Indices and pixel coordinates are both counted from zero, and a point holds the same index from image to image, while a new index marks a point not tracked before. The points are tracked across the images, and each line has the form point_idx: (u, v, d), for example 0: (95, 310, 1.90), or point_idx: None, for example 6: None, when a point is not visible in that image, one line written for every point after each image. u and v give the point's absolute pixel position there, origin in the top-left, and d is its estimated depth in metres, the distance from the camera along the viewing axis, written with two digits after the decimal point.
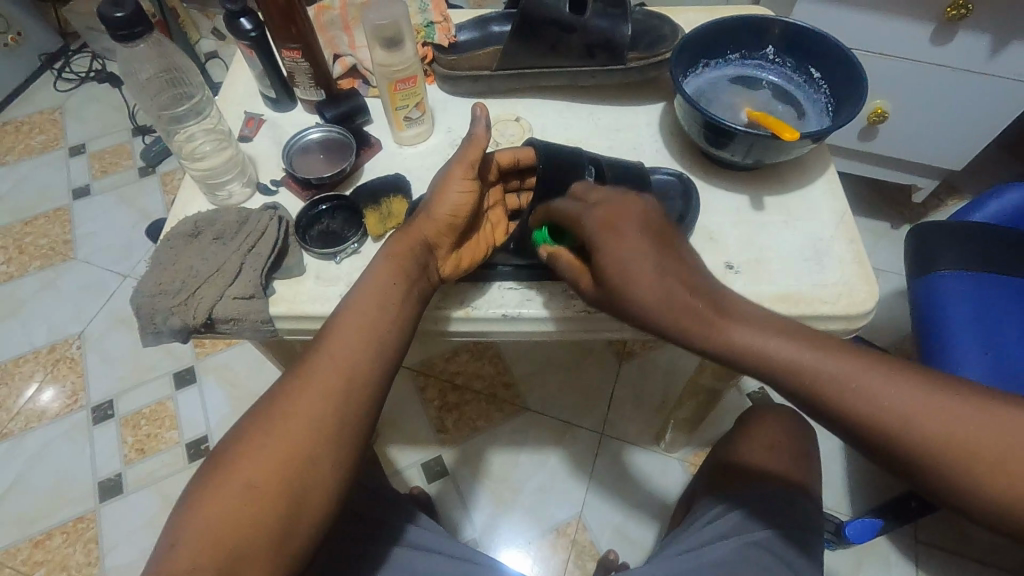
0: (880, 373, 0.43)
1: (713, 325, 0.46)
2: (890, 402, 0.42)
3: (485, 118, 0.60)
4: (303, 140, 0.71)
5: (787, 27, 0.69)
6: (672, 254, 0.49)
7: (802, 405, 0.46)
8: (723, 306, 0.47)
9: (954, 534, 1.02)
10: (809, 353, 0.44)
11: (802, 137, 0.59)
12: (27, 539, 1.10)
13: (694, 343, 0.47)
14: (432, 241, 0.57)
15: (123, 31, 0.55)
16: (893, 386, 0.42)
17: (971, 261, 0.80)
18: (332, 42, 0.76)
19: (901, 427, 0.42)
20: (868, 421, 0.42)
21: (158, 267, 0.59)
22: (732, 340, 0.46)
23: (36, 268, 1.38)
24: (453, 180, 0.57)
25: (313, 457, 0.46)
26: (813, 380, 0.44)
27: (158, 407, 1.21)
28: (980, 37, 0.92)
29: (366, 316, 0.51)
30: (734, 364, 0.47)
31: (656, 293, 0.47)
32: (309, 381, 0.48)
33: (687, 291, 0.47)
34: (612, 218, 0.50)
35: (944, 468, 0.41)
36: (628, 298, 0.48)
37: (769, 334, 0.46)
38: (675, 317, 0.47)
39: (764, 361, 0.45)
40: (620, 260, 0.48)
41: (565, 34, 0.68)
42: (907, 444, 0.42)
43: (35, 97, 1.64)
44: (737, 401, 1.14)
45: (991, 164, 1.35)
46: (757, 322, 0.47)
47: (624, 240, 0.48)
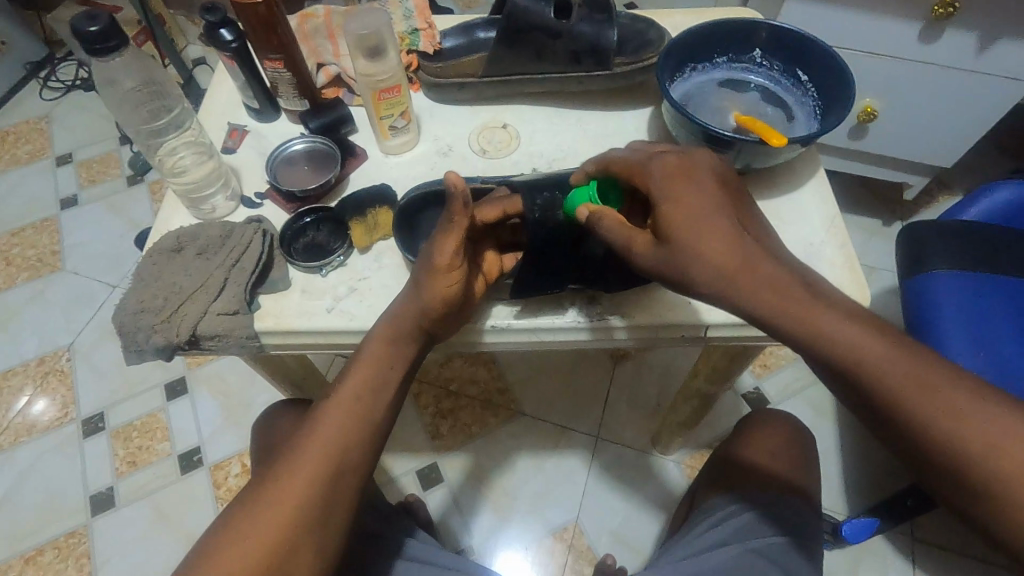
0: (964, 391, 0.40)
1: (798, 304, 0.44)
2: (971, 426, 0.39)
3: (461, 194, 0.49)
4: (288, 152, 0.70)
5: (773, 31, 0.68)
6: (751, 221, 0.49)
7: (872, 413, 0.42)
8: (811, 288, 0.45)
9: (952, 531, 1.01)
10: (898, 355, 0.41)
11: (790, 142, 0.58)
12: (18, 555, 1.09)
13: (772, 321, 0.44)
14: (429, 326, 0.55)
15: (98, 45, 0.54)
16: (977, 408, 0.39)
17: (961, 260, 0.80)
18: (316, 50, 0.75)
19: (979, 451, 0.39)
20: (946, 443, 0.39)
21: (141, 284, 0.58)
22: (813, 326, 0.43)
23: (24, 280, 1.36)
24: (438, 273, 0.52)
25: (301, 541, 0.44)
26: (899, 385, 0.41)
27: (148, 419, 1.19)
28: (967, 34, 0.92)
29: (362, 399, 0.51)
30: (809, 351, 0.44)
31: (735, 252, 0.45)
32: (297, 466, 0.47)
33: (770, 262, 0.45)
34: (685, 163, 0.49)
35: (1012, 504, 0.37)
36: (701, 251, 0.46)
37: (858, 325, 0.43)
38: (754, 286, 0.44)
39: (838, 350, 0.42)
40: (694, 211, 0.47)
41: (551, 39, 0.67)
42: (976, 470, 0.39)
43: (21, 106, 1.62)
44: (733, 405, 1.13)
45: (979, 159, 1.36)
46: (843, 312, 0.44)
47: (697, 192, 0.47)
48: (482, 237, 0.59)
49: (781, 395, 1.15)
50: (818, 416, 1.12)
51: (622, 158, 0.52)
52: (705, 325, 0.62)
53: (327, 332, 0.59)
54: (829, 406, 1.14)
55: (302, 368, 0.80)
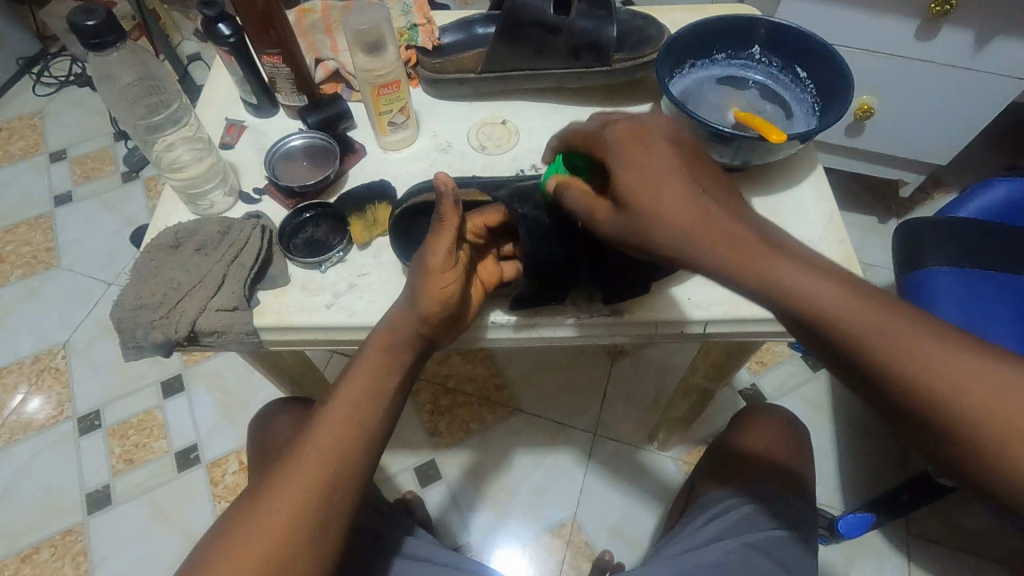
0: (929, 336, 0.38)
1: (760, 258, 0.41)
2: (941, 370, 0.37)
3: (452, 193, 0.51)
4: (286, 147, 0.69)
5: (772, 27, 0.69)
6: (706, 174, 0.47)
7: (845, 369, 0.40)
8: (773, 241, 0.42)
9: (947, 526, 1.02)
10: (864, 304, 0.39)
11: (789, 138, 0.58)
12: (15, 553, 1.08)
13: (738, 280, 0.42)
14: (426, 333, 0.54)
15: (96, 40, 0.53)
16: (945, 351, 0.38)
17: (958, 256, 0.80)
18: (314, 46, 0.75)
19: (952, 396, 0.37)
20: (919, 391, 0.38)
21: (139, 280, 0.58)
22: (777, 280, 0.41)
23: (18, 277, 1.35)
24: (432, 273, 0.52)
25: (294, 555, 0.44)
26: (866, 333, 0.39)
27: (145, 417, 1.19)
28: (963, 32, 0.92)
29: (358, 407, 0.50)
30: (776, 308, 0.41)
31: (693, 208, 0.43)
32: (289, 477, 0.46)
33: (729, 216, 0.43)
34: (636, 131, 0.47)
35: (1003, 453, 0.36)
36: (660, 210, 0.44)
37: (820, 273, 0.41)
38: (716, 242, 0.42)
39: (805, 303, 0.40)
40: (649, 174, 0.45)
41: (549, 35, 0.67)
42: (948, 417, 0.37)
43: (14, 102, 1.61)
44: (730, 400, 1.14)
45: (975, 157, 1.36)
46: (804, 261, 0.42)
47: (652, 152, 0.46)
48: (482, 246, 0.60)
49: (778, 391, 1.15)
50: (814, 412, 1.13)
51: (583, 128, 0.52)
52: (702, 321, 0.62)
53: (327, 329, 0.59)
54: (826, 403, 1.14)
55: (301, 366, 0.80)
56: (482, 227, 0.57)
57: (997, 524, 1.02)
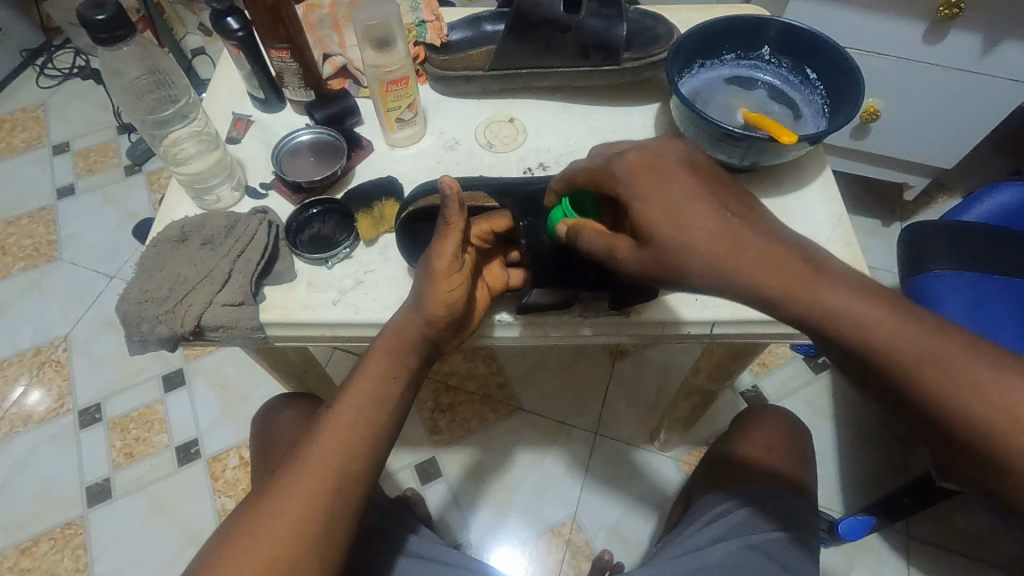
0: (977, 360, 0.37)
1: (792, 282, 0.41)
2: (992, 396, 0.36)
3: (456, 197, 0.51)
4: (294, 142, 0.69)
5: (783, 28, 0.68)
6: (732, 195, 0.46)
7: (882, 389, 0.40)
8: (807, 261, 0.42)
9: (947, 530, 1.02)
10: (907, 329, 0.39)
11: (799, 140, 0.58)
12: (14, 546, 1.08)
13: (772, 305, 0.41)
14: (432, 338, 0.53)
15: (105, 34, 0.53)
16: (996, 375, 0.37)
17: (964, 260, 0.80)
18: (322, 41, 0.74)
19: (1005, 424, 0.36)
20: (957, 413, 0.37)
21: (145, 274, 0.57)
22: (812, 305, 0.40)
23: (20, 269, 1.35)
24: (438, 278, 0.51)
25: (299, 559, 0.43)
26: (912, 360, 0.38)
27: (146, 411, 1.19)
28: (971, 36, 0.92)
29: (362, 411, 0.49)
30: (812, 332, 0.41)
31: (721, 231, 0.42)
32: (294, 481, 0.45)
33: (759, 238, 0.42)
34: (650, 160, 0.46)
35: None
36: (687, 234, 0.43)
37: (861, 298, 0.40)
38: (748, 266, 0.41)
39: (840, 327, 0.40)
40: (671, 198, 0.44)
41: (559, 33, 0.67)
42: (1001, 447, 0.36)
43: (18, 93, 1.61)
44: (731, 401, 1.14)
45: (980, 161, 1.36)
46: (843, 285, 0.41)
47: (672, 176, 0.45)
48: (488, 250, 0.60)
49: (780, 393, 1.15)
50: (816, 414, 1.13)
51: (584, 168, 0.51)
52: (708, 322, 0.62)
53: (332, 325, 0.59)
54: (828, 405, 1.14)
55: (304, 362, 0.80)
56: (488, 231, 0.57)
57: (997, 528, 1.02)
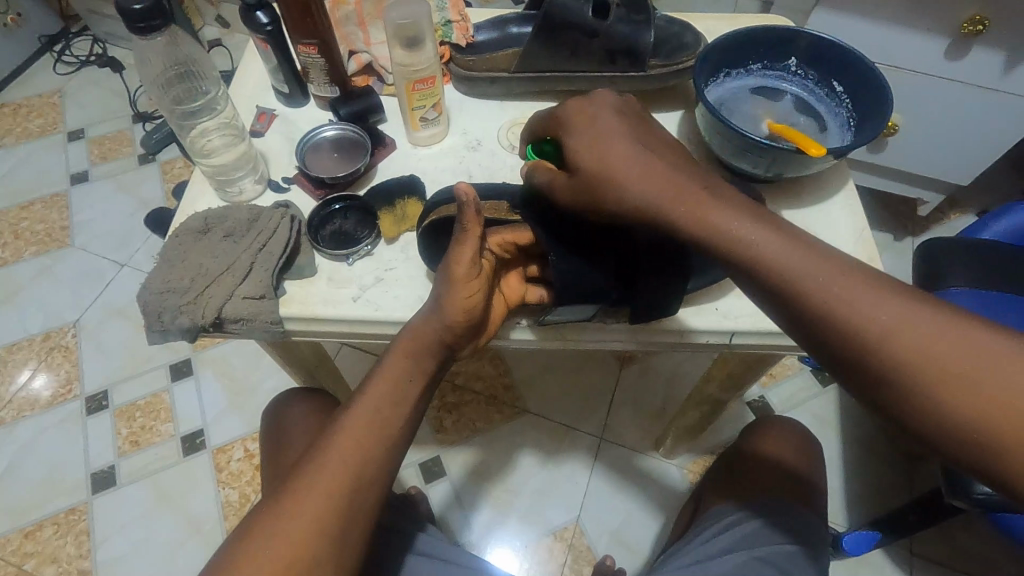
0: (861, 277, 0.39)
1: (698, 202, 0.44)
2: (872, 316, 0.38)
3: (474, 203, 0.49)
4: (317, 138, 0.69)
5: (813, 41, 0.68)
6: (654, 137, 0.49)
7: (780, 312, 0.42)
8: (714, 189, 0.45)
9: (951, 549, 1.02)
10: (799, 252, 0.41)
11: (827, 153, 0.58)
12: (17, 530, 1.08)
13: (678, 222, 0.44)
14: (450, 343, 0.53)
15: (141, 24, 0.53)
16: (882, 298, 0.38)
17: (981, 279, 0.79)
18: (347, 37, 0.75)
19: (879, 337, 0.38)
20: (843, 330, 0.39)
21: (167, 264, 0.58)
22: (711, 222, 0.43)
23: (32, 254, 1.36)
24: (456, 283, 0.51)
25: (316, 560, 0.43)
26: (807, 284, 0.40)
27: (153, 399, 1.19)
28: (993, 53, 0.92)
29: (378, 414, 0.49)
30: (713, 251, 0.43)
31: (636, 162, 0.46)
32: (311, 481, 0.45)
33: (671, 167, 0.46)
34: (584, 105, 0.51)
35: (917, 386, 0.37)
36: (608, 165, 0.47)
37: (762, 221, 0.42)
38: (657, 184, 0.45)
39: (739, 246, 0.42)
40: (596, 139, 0.48)
41: (586, 38, 0.67)
42: (883, 360, 0.38)
43: (35, 79, 1.62)
44: (738, 412, 1.13)
45: (994, 180, 1.35)
46: (746, 209, 0.44)
47: (600, 120, 0.49)
48: (508, 261, 0.58)
49: (786, 404, 1.15)
50: (822, 426, 1.13)
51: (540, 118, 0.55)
52: (729, 332, 0.62)
53: (351, 321, 0.59)
54: (834, 418, 1.13)
55: (316, 357, 0.80)
56: (510, 242, 0.55)
57: (1001, 547, 1.01)
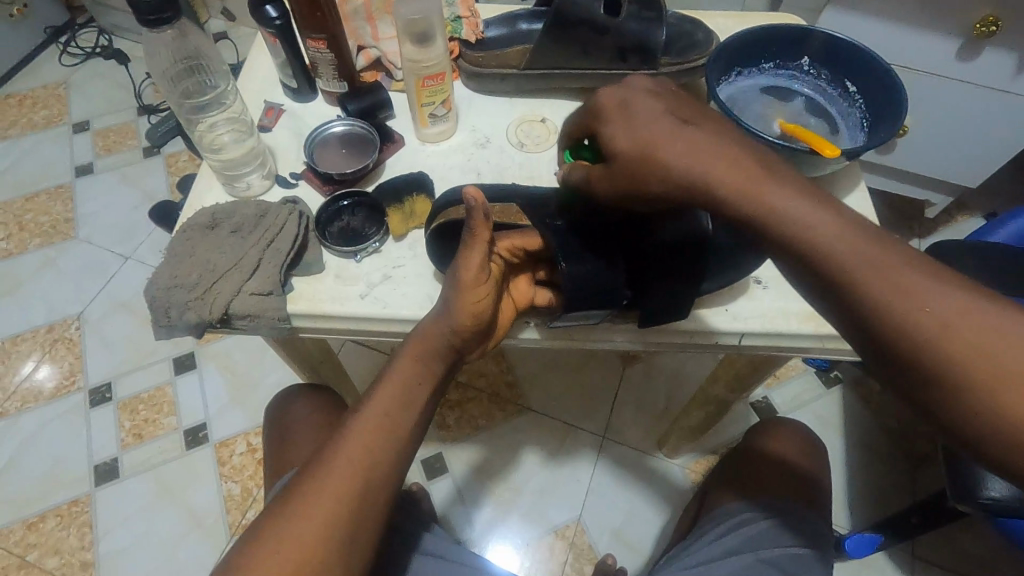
0: (915, 264, 0.38)
1: (749, 180, 0.42)
2: (925, 306, 0.36)
3: (482, 207, 0.49)
4: (325, 133, 0.69)
5: (827, 40, 0.67)
6: (700, 116, 0.48)
7: (827, 297, 0.40)
8: (767, 167, 0.43)
9: (954, 553, 1.01)
10: (853, 233, 0.39)
11: (840, 154, 0.58)
12: (20, 521, 1.08)
13: (727, 199, 0.43)
14: (460, 347, 0.53)
15: (152, 17, 0.53)
16: (936, 287, 0.37)
17: (991, 283, 0.79)
18: (356, 32, 0.74)
19: (931, 326, 0.36)
20: (894, 319, 0.37)
21: (174, 260, 0.57)
22: (762, 200, 0.41)
23: (36, 245, 1.36)
24: (465, 288, 0.51)
25: (326, 562, 0.43)
26: (860, 266, 0.38)
27: (156, 393, 1.19)
28: (1005, 55, 0.91)
29: (388, 416, 0.49)
30: (762, 231, 0.42)
31: (684, 140, 0.45)
32: (321, 482, 0.45)
33: (724, 144, 0.44)
34: (626, 86, 0.49)
35: (965, 381, 0.35)
36: (655, 144, 0.45)
37: (817, 201, 0.41)
38: (707, 160, 0.43)
39: (790, 226, 0.41)
40: (639, 120, 0.47)
41: (597, 35, 0.66)
42: (934, 351, 0.36)
43: (40, 70, 1.61)
44: (742, 413, 1.13)
45: (1002, 182, 1.35)
46: (799, 189, 0.42)
47: (643, 99, 0.47)
48: (517, 266, 0.58)
49: (791, 405, 1.15)
50: (826, 428, 1.12)
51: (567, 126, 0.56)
52: (737, 334, 0.62)
53: (358, 318, 0.59)
54: (839, 419, 1.13)
55: (321, 353, 0.80)
56: (520, 247, 0.56)
57: (1004, 552, 1.01)
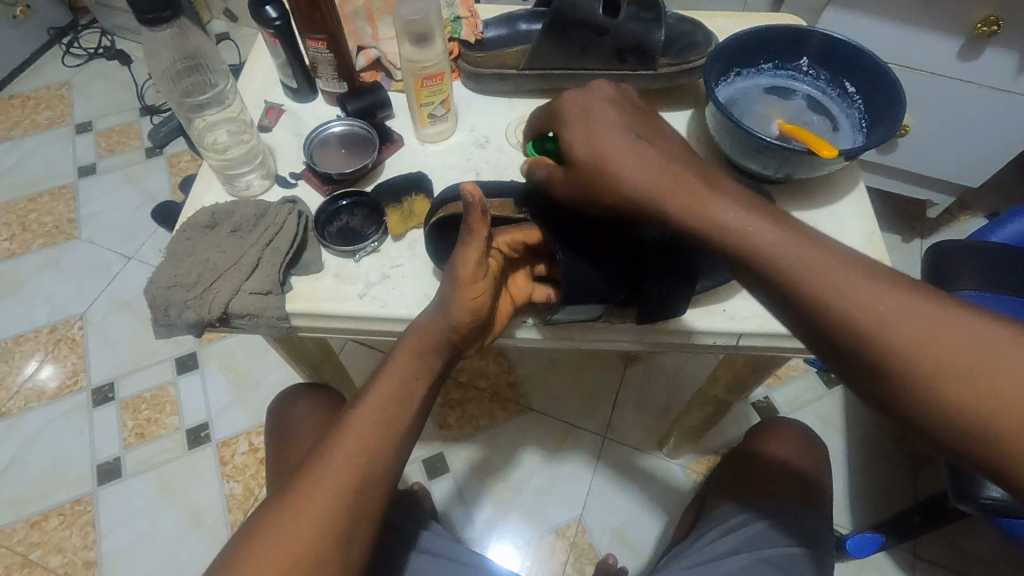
0: (858, 270, 0.39)
1: (695, 194, 0.43)
2: (872, 309, 0.38)
3: (480, 204, 0.49)
4: (325, 133, 0.69)
5: (825, 40, 0.67)
6: (652, 128, 0.48)
7: (778, 306, 0.41)
8: (713, 181, 0.44)
9: (956, 553, 1.01)
10: (799, 243, 0.40)
11: (839, 155, 0.58)
12: (23, 520, 1.09)
13: (676, 214, 0.43)
14: (457, 343, 0.53)
15: (150, 15, 0.53)
16: (881, 291, 0.38)
17: (991, 283, 0.79)
18: (356, 33, 0.75)
19: (878, 330, 0.37)
20: (842, 324, 0.38)
21: (174, 259, 0.58)
22: (709, 215, 0.42)
23: (39, 245, 1.36)
24: (463, 284, 0.50)
25: (324, 558, 0.43)
26: (805, 277, 0.39)
27: (158, 392, 1.20)
28: (1007, 54, 0.91)
29: (386, 411, 0.49)
30: (711, 244, 0.43)
31: (635, 153, 0.45)
32: (319, 477, 0.45)
33: (671, 160, 0.45)
34: (583, 96, 0.49)
35: (913, 380, 0.37)
36: (609, 157, 0.45)
37: (759, 214, 0.42)
38: (657, 176, 0.44)
39: (737, 239, 0.41)
40: (592, 131, 0.46)
41: (596, 36, 0.67)
42: (882, 352, 0.37)
43: (43, 71, 1.62)
44: (743, 413, 1.13)
45: (1004, 182, 1.34)
46: (744, 202, 0.43)
47: (596, 111, 0.47)
48: (516, 260, 0.58)
49: (791, 405, 1.15)
50: (827, 428, 1.12)
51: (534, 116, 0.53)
52: (736, 333, 0.62)
53: (356, 318, 0.59)
54: (840, 419, 1.13)
55: (321, 353, 0.80)
56: (520, 242, 0.55)
57: (1006, 552, 1.01)
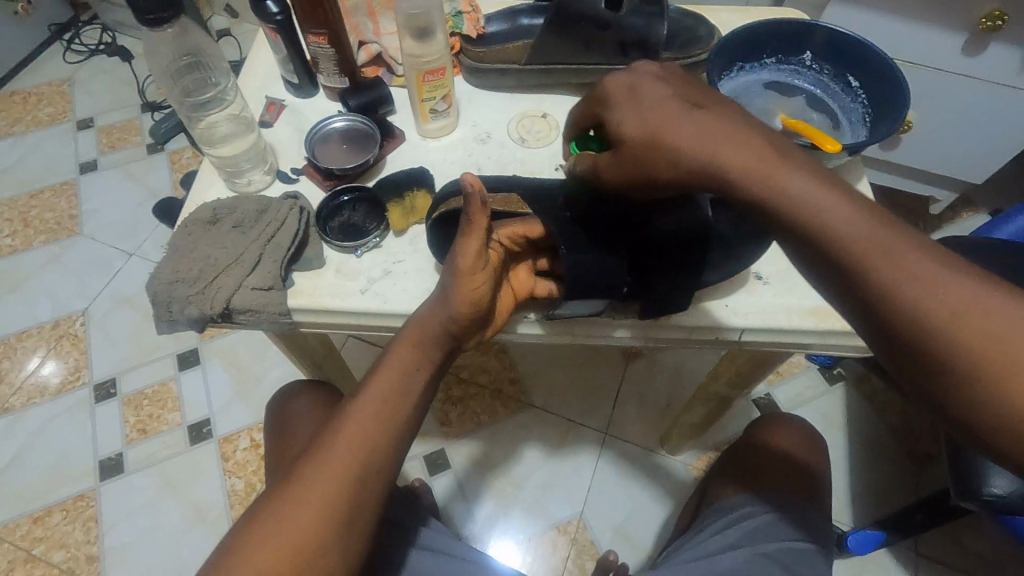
0: (929, 253, 0.37)
1: (763, 165, 0.41)
2: (941, 295, 0.36)
3: (479, 194, 0.48)
4: (326, 129, 0.69)
5: (828, 34, 0.67)
6: (711, 99, 0.46)
7: (837, 284, 0.39)
8: (782, 151, 0.42)
9: (958, 550, 1.01)
10: (871, 219, 0.39)
11: (842, 149, 0.58)
12: (26, 515, 1.09)
13: (739, 184, 0.42)
14: (457, 335, 0.53)
15: (151, 15, 0.53)
16: (951, 278, 0.36)
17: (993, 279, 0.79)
18: (357, 28, 0.74)
19: (943, 316, 0.36)
20: (905, 309, 0.37)
21: (176, 254, 0.58)
22: (777, 185, 0.41)
23: (41, 242, 1.36)
24: (462, 275, 0.50)
25: (323, 546, 0.43)
26: (875, 253, 0.38)
27: (160, 388, 1.20)
28: (1011, 50, 0.90)
29: (387, 401, 0.49)
30: (774, 216, 0.41)
31: (697, 123, 0.43)
32: (320, 466, 0.45)
33: (738, 128, 0.43)
34: (630, 73, 0.48)
35: (973, 374, 0.35)
36: (665, 129, 0.44)
37: (831, 188, 0.40)
38: (722, 145, 0.42)
39: (805, 211, 0.40)
40: (647, 106, 0.46)
41: (599, 30, 0.67)
42: (944, 341, 0.36)
43: (44, 67, 1.62)
44: (744, 409, 1.13)
45: (1008, 178, 1.34)
46: (814, 175, 0.41)
47: (652, 85, 0.46)
48: (517, 254, 0.58)
49: (793, 402, 1.14)
50: (829, 425, 1.12)
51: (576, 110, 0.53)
52: (738, 329, 0.62)
53: (358, 314, 0.59)
54: (842, 416, 1.13)
55: (322, 349, 0.80)
56: (520, 236, 0.55)
57: (1007, 549, 1.01)
